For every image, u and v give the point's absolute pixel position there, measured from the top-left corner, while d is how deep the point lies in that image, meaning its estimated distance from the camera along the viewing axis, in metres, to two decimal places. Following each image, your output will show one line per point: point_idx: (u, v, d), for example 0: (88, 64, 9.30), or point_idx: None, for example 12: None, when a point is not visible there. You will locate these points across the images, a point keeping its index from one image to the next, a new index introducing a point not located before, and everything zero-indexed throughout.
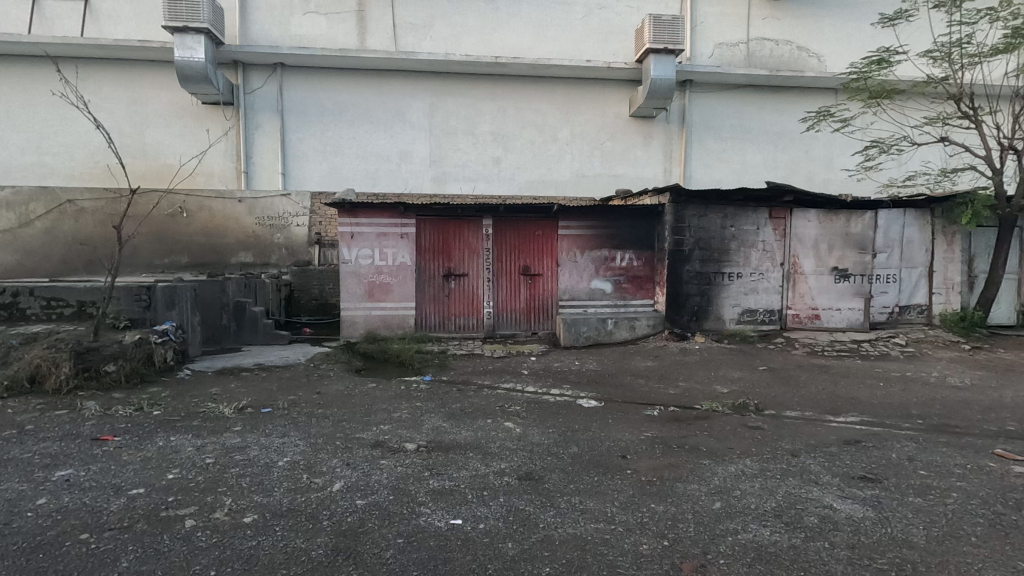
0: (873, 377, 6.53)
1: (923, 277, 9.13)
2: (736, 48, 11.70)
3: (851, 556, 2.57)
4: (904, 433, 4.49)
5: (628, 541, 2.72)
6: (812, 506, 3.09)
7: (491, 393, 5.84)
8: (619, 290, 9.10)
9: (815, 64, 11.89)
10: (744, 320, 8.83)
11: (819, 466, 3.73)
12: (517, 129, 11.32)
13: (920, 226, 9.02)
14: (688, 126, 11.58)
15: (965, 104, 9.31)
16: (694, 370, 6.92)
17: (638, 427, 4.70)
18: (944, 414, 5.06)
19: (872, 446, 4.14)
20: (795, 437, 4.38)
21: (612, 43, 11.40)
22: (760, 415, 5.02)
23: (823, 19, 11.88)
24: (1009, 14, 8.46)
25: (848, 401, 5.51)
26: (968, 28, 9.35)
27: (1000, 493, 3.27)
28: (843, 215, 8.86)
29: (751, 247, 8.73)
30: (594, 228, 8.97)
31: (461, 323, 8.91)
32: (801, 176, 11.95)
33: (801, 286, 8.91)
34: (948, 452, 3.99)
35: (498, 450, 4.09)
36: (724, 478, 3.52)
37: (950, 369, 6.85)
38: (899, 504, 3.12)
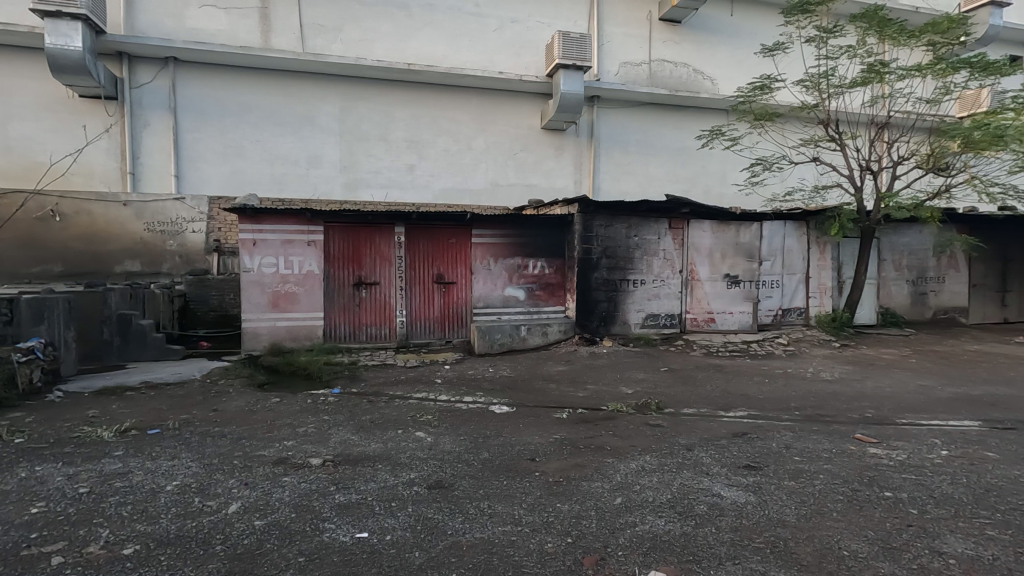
0: (759, 374, 7.15)
1: (801, 282, 10.13)
2: (639, 68, 12.42)
3: (734, 538, 2.80)
4: (783, 424, 4.97)
5: (534, 541, 2.80)
6: (703, 495, 3.34)
7: (403, 403, 5.76)
8: (532, 297, 9.27)
9: (709, 86, 12.89)
10: (648, 324, 9.33)
11: (710, 458, 4.03)
12: (431, 137, 11.28)
13: (797, 236, 10.03)
14: (596, 139, 12.10)
15: (833, 128, 10.49)
16: (602, 372, 7.23)
17: (547, 429, 4.84)
18: (817, 405, 5.65)
19: (756, 437, 4.53)
20: (690, 432, 4.70)
21: (523, 57, 11.72)
22: (660, 414, 5.33)
23: (715, 46, 12.93)
24: (865, 52, 9.66)
25: (738, 397, 6.00)
26: (834, 61, 10.55)
27: (858, 472, 3.71)
28: (733, 226, 9.64)
29: (653, 255, 9.27)
30: (507, 236, 9.11)
31: (373, 333, 8.70)
32: (698, 190, 12.88)
33: (698, 291, 9.58)
34: (818, 439, 4.46)
35: (408, 460, 4.04)
36: (626, 474, 3.71)
37: (823, 365, 7.65)
38: (776, 488, 3.44)
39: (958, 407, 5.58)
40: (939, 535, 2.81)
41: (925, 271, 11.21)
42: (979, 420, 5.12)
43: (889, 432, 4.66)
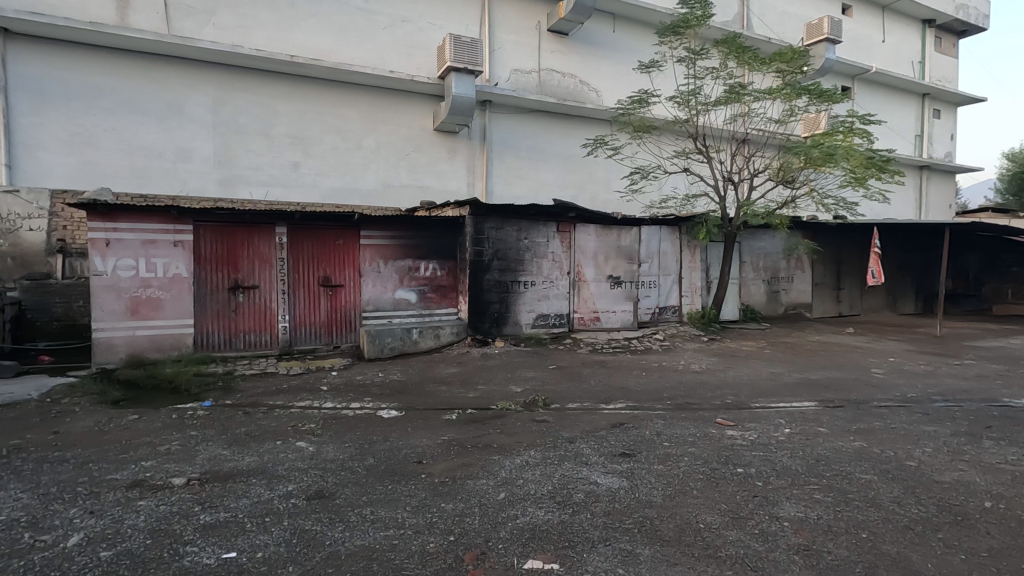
0: (638, 368, 7.66)
1: (674, 282, 11.03)
2: (529, 76, 12.79)
3: (607, 521, 2.99)
4: (656, 412, 5.37)
5: (416, 543, 2.79)
6: (580, 484, 3.52)
7: (284, 413, 5.44)
8: (424, 300, 9.17)
9: (594, 97, 13.59)
10: (538, 324, 9.62)
11: (590, 448, 4.26)
12: (318, 133, 10.78)
13: (671, 240, 10.92)
14: (488, 143, 12.26)
15: (701, 142, 11.52)
16: (493, 372, 7.35)
17: (436, 431, 4.83)
18: (686, 394, 6.18)
19: (632, 426, 4.85)
20: (573, 425, 4.93)
21: (415, 58, 11.60)
22: (547, 410, 5.53)
23: (599, 59, 13.67)
24: (727, 74, 10.72)
25: (618, 390, 6.39)
26: (701, 81, 11.59)
27: (717, 453, 4.11)
28: (615, 230, 10.25)
29: (542, 257, 9.59)
30: (398, 238, 8.95)
31: (252, 340, 8.12)
32: (585, 196, 13.54)
33: (584, 291, 10.06)
34: (684, 425, 4.88)
35: (287, 472, 3.83)
36: (510, 469, 3.81)
37: (694, 358, 8.37)
38: (646, 472, 3.72)
39: (800, 390, 6.38)
40: (778, 502, 3.20)
41: (777, 271, 12.67)
42: (815, 400, 5.90)
43: (744, 416, 5.21)
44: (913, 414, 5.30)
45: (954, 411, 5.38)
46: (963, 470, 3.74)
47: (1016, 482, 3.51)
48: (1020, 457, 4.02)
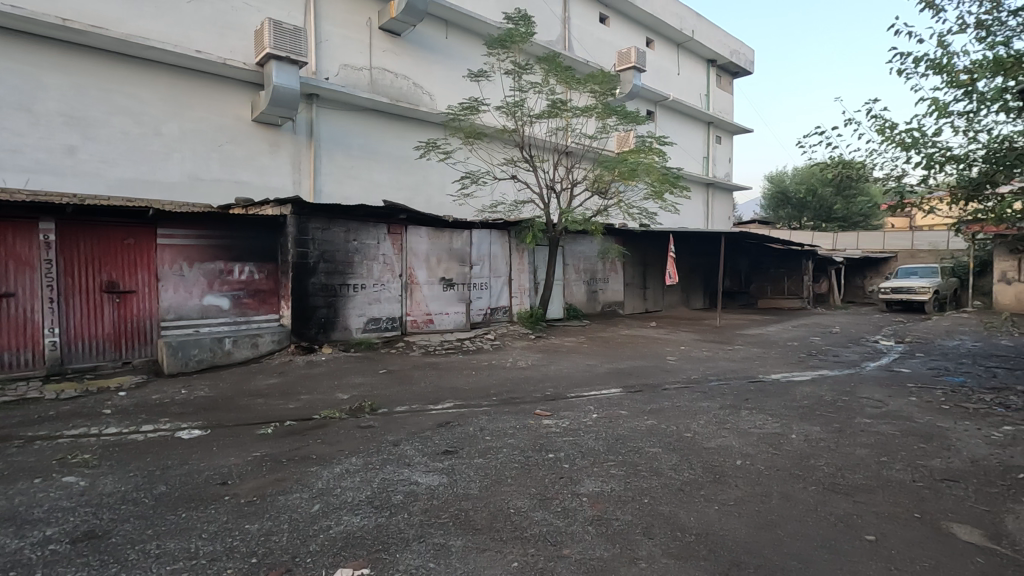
0: (468, 367, 7.89)
1: (505, 284, 11.56)
2: (360, 73, 12.39)
3: (423, 518, 3.03)
4: (482, 409, 5.58)
5: (211, 572, 2.53)
6: (400, 486, 3.52)
7: (48, 445, 4.53)
8: (239, 306, 8.34)
9: (427, 101, 13.66)
10: (370, 328, 9.36)
11: (414, 450, 4.27)
12: (102, 114, 9.18)
13: (501, 244, 11.43)
14: (315, 139, 11.60)
15: (527, 151, 12.25)
16: (319, 380, 6.97)
17: (248, 447, 4.45)
18: (511, 389, 6.52)
19: (456, 424, 4.98)
20: (399, 428, 4.90)
21: (228, 40, 10.51)
22: (373, 415, 5.41)
23: (432, 63, 13.78)
24: (549, 90, 11.55)
25: (447, 390, 6.50)
26: (526, 94, 12.33)
27: (533, 442, 4.41)
28: (447, 233, 10.41)
29: (373, 260, 9.36)
30: (205, 238, 8.03)
31: (6, 361, 6.63)
32: (419, 198, 13.54)
33: (417, 294, 10.04)
34: (506, 418, 5.16)
35: (45, 515, 3.20)
36: (328, 479, 3.66)
37: (521, 355, 8.85)
38: (466, 467, 3.85)
39: (608, 379, 7.14)
40: (580, 481, 3.54)
41: (595, 273, 13.99)
42: (620, 387, 6.65)
43: (560, 405, 5.67)
44: (693, 393, 6.26)
45: (723, 388, 6.47)
46: (724, 436, 4.52)
47: (760, 442, 4.35)
48: (763, 421, 4.99)
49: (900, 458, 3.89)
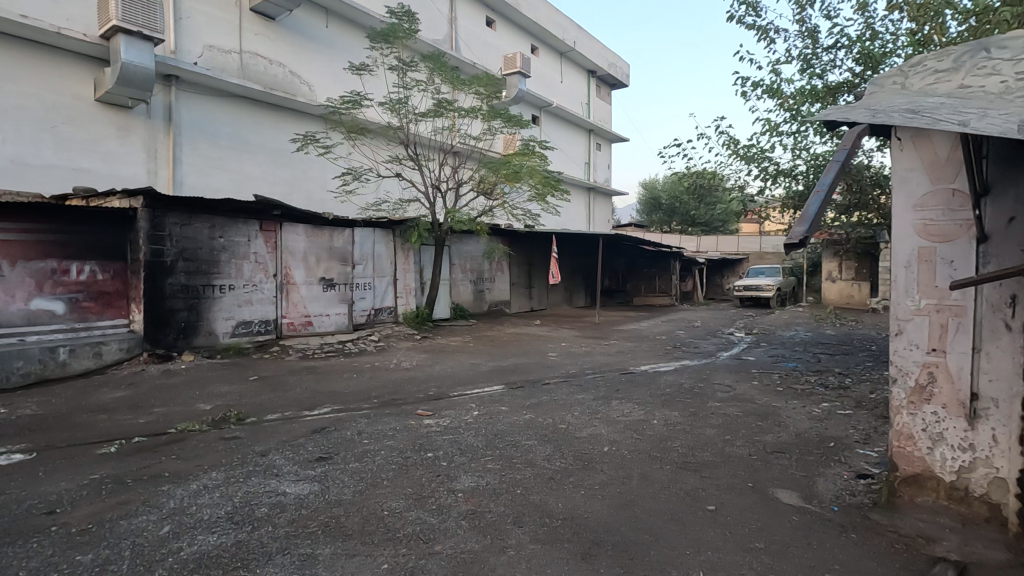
0: (349, 370, 7.61)
1: (389, 284, 11.32)
2: (229, 56, 11.39)
3: (289, 530, 2.89)
4: (361, 412, 5.42)
5: None
6: (266, 498, 3.31)
7: None
8: (77, 311, 7.24)
9: (305, 91, 12.97)
10: (239, 332, 8.68)
11: (284, 459, 4.04)
12: None
13: (385, 243, 11.17)
14: (175, 125, 10.47)
15: (413, 149, 12.08)
16: (177, 391, 6.32)
17: (84, 470, 3.92)
18: (393, 391, 6.40)
19: (333, 429, 4.79)
20: (268, 437, 4.60)
21: (63, 5, 9.12)
22: (239, 425, 5.02)
23: (311, 52, 13.10)
24: (433, 89, 11.48)
25: (324, 395, 6.22)
26: (410, 92, 12.16)
27: (413, 442, 4.37)
28: (326, 230, 9.96)
29: (243, 259, 8.69)
30: (32, 232, 6.85)
31: None
32: (297, 194, 12.81)
33: (294, 295, 9.49)
34: (386, 420, 5.06)
35: None
36: (182, 498, 3.34)
37: (405, 356, 8.71)
38: (340, 472, 3.72)
39: (492, 376, 7.27)
40: (456, 477, 3.58)
41: (481, 273, 14.16)
42: (502, 383, 6.81)
43: (442, 404, 5.68)
44: (570, 387, 6.58)
45: (597, 381, 6.87)
46: (595, 425, 4.81)
47: (626, 428, 4.69)
48: (631, 409, 5.39)
49: (741, 435, 4.41)
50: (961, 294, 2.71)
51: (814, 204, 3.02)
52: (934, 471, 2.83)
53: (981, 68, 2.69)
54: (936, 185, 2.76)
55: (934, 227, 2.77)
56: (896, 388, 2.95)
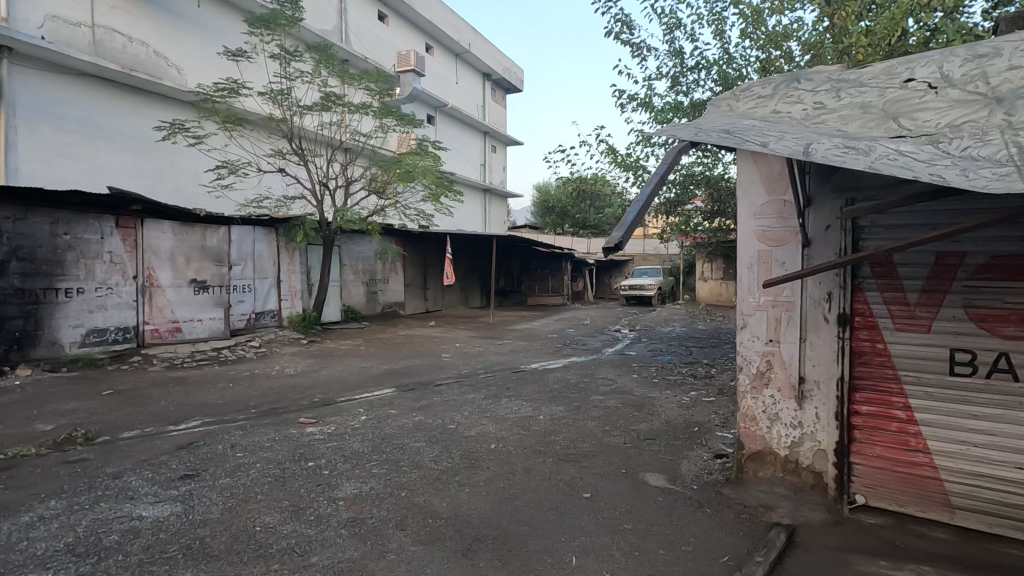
0: (224, 380, 7.04)
1: (272, 286, 10.64)
2: (78, 29, 10.02)
3: (144, 557, 2.62)
4: (236, 424, 5.05)
5: None
6: (117, 524, 2.98)
7: None
8: None
9: (173, 75, 11.83)
10: (91, 342, 7.70)
11: (142, 480, 3.66)
12: None
13: (266, 242, 10.48)
14: (8, 104, 9.01)
15: (297, 144, 11.44)
16: (9, 411, 5.47)
17: None
18: (273, 400, 6.02)
19: (202, 444, 4.42)
20: (123, 457, 4.14)
21: None
22: (88, 446, 4.46)
23: (179, 32, 11.97)
24: (320, 81, 10.95)
25: (193, 407, 5.70)
26: (294, 83, 11.51)
27: (293, 452, 4.16)
28: (198, 228, 9.15)
29: (95, 259, 7.73)
30: None
31: None
32: (164, 187, 11.64)
33: (159, 299, 8.60)
34: (263, 430, 4.76)
35: None
36: (9, 533, 2.90)
37: (289, 362, 8.25)
38: (207, 490, 3.44)
39: (382, 380, 7.10)
40: (338, 485, 3.47)
41: (374, 274, 13.76)
42: (393, 386, 6.68)
43: (326, 411, 5.44)
44: (462, 387, 6.61)
45: (488, 380, 6.98)
46: (483, 424, 4.88)
47: (513, 425, 4.82)
48: (519, 406, 5.53)
49: (618, 425, 4.71)
50: (791, 290, 3.11)
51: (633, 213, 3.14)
52: (773, 447, 3.22)
53: (790, 96, 3.05)
54: (771, 196, 3.14)
55: (770, 233, 3.14)
56: (742, 375, 3.32)
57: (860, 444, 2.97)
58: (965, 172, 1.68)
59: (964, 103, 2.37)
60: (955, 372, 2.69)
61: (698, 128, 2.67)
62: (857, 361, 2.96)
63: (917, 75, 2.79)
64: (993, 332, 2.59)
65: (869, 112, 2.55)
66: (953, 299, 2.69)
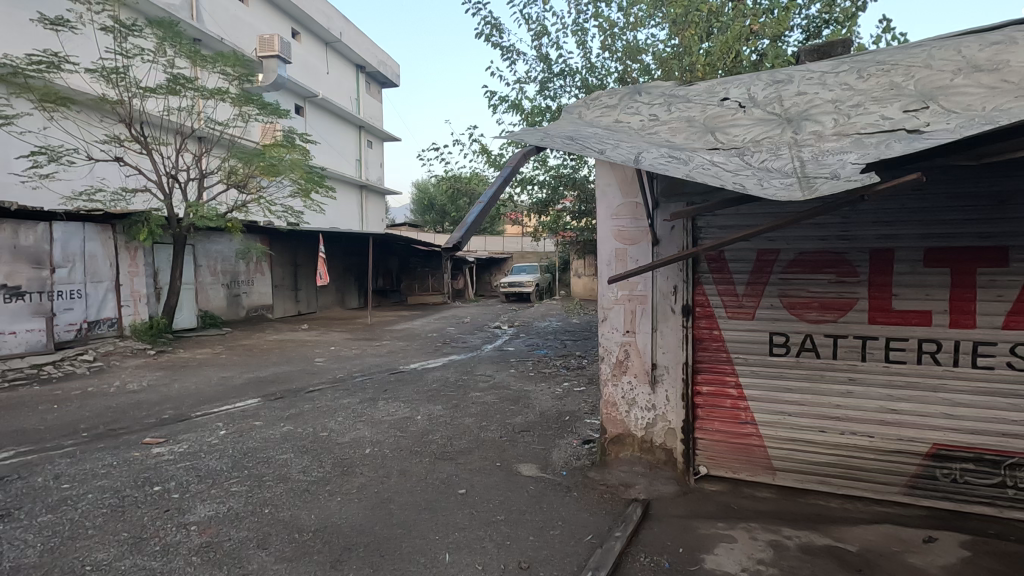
0: (47, 401, 6.04)
1: (110, 290, 9.36)
2: None
3: None
4: (61, 451, 4.36)
5: None
6: None
7: None
8: None
9: None
10: None
11: None
12: None
13: (101, 241, 9.18)
14: None
15: (137, 129, 10.13)
16: None
17: None
18: (112, 420, 5.29)
19: (16, 478, 3.76)
20: None
21: None
22: None
23: None
24: (165, 61, 9.79)
25: (3, 436, 4.81)
26: (132, 61, 10.16)
27: (136, 477, 3.69)
28: (8, 225, 7.77)
29: None
30: None
31: None
32: None
33: None
34: (97, 456, 4.16)
35: None
36: None
37: (132, 376, 7.30)
38: (21, 531, 2.94)
39: (246, 390, 6.55)
40: (190, 509, 3.15)
41: (236, 275, 12.64)
42: (259, 396, 6.20)
43: (178, 428, 4.91)
44: (336, 392, 6.32)
45: (365, 383, 6.75)
46: (358, 429, 4.71)
47: (389, 428, 4.71)
48: (397, 408, 5.42)
49: (495, 420, 4.80)
50: (643, 285, 3.40)
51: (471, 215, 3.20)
52: (631, 429, 3.49)
53: (631, 108, 3.31)
54: (625, 199, 3.39)
55: (625, 232, 3.40)
56: (604, 364, 3.54)
57: (702, 421, 3.33)
58: (762, 182, 1.96)
59: (764, 120, 2.74)
60: (774, 353, 3.14)
61: (548, 133, 2.81)
62: (699, 347, 3.31)
63: (732, 95, 3.17)
64: (801, 317, 3.07)
65: (694, 125, 2.86)
66: (771, 290, 3.13)
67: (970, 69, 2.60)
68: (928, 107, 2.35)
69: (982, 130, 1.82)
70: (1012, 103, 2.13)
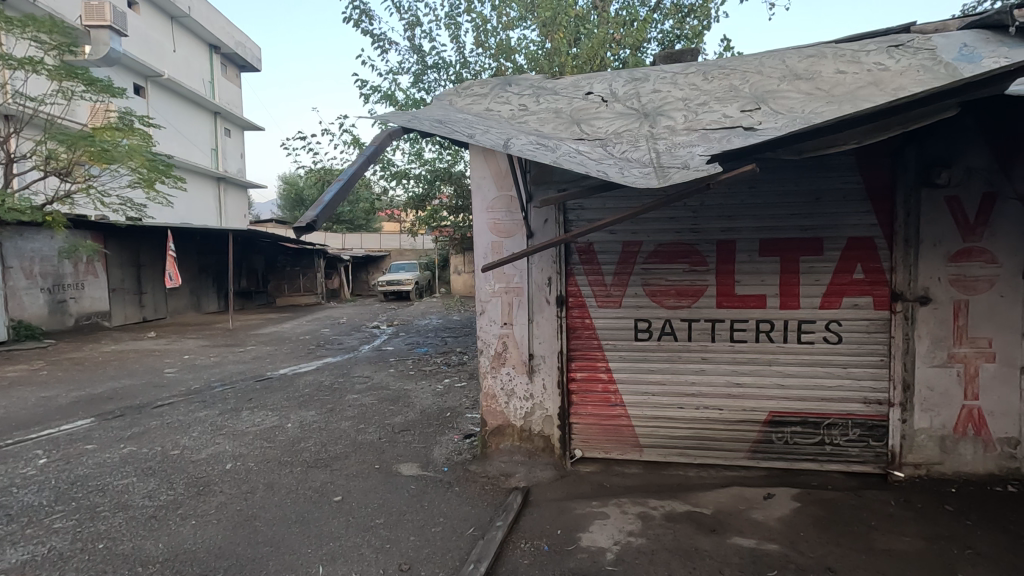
0: None
1: None
2: None
3: None
4: None
5: None
6: None
7: None
8: None
9: None
10: None
11: None
12: None
13: None
14: None
15: None
16: None
17: None
18: None
19: None
20: None
21: None
22: None
23: None
24: None
25: None
26: None
27: None
28: None
29: None
30: None
31: None
32: None
33: None
34: None
35: None
36: None
37: None
38: None
39: (75, 409, 5.63)
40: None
41: (61, 278, 10.85)
42: (91, 415, 5.35)
43: None
44: (190, 405, 5.67)
45: (225, 393, 6.14)
46: (217, 443, 4.26)
47: (255, 439, 4.33)
48: (264, 417, 5.00)
49: (373, 422, 4.63)
50: (519, 277, 3.46)
51: (329, 191, 2.94)
52: (510, 420, 3.53)
53: (500, 97, 3.35)
54: (499, 191, 3.42)
55: (500, 225, 3.43)
56: (482, 357, 3.54)
57: (577, 406, 3.48)
58: (622, 170, 2.07)
59: (625, 115, 2.90)
60: (639, 338, 3.37)
61: (416, 116, 2.74)
62: (572, 336, 3.46)
63: (595, 90, 3.34)
64: (661, 304, 3.33)
65: (560, 117, 2.96)
66: (635, 280, 3.36)
67: (792, 77, 2.98)
68: (760, 109, 2.65)
69: (803, 129, 2.06)
70: (825, 108, 2.46)
